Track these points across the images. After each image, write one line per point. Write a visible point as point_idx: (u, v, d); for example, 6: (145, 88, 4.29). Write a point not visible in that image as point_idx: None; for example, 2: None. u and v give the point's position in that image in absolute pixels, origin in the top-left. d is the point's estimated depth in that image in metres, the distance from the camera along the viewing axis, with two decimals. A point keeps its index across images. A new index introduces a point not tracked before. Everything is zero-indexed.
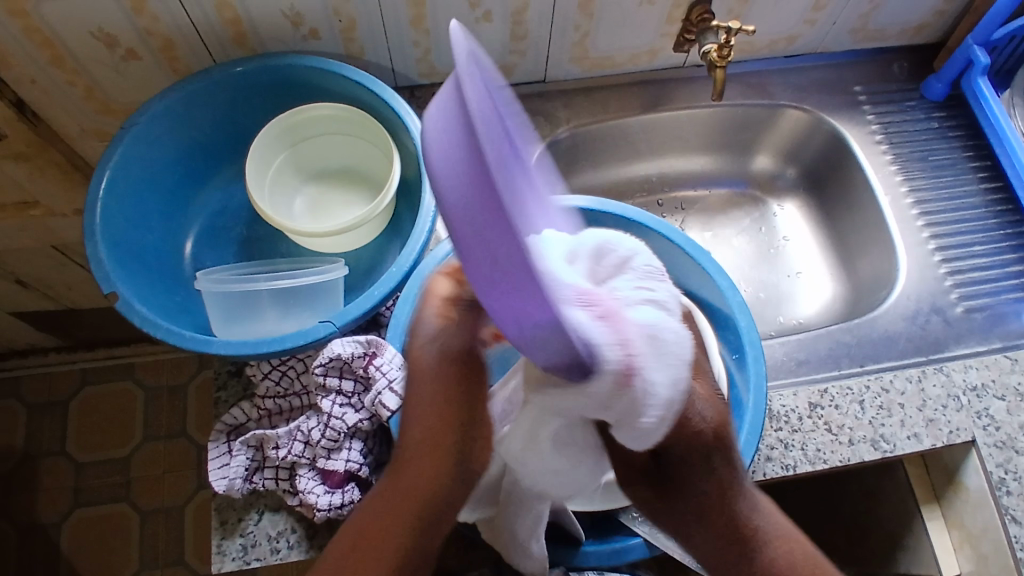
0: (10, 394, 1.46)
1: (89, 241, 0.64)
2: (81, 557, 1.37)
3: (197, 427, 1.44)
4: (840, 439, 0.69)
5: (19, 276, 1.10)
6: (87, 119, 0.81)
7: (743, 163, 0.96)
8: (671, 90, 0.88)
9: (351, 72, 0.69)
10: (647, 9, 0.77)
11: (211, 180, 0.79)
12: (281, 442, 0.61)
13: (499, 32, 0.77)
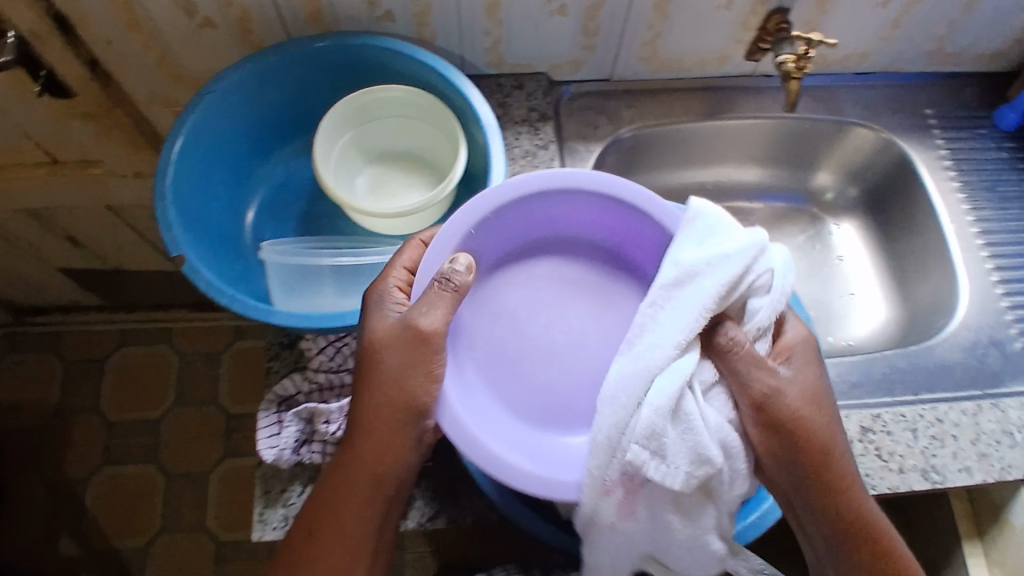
0: (50, 348, 1.49)
1: (160, 203, 0.64)
2: (106, 513, 1.40)
3: (228, 398, 1.46)
4: (889, 466, 0.68)
5: (71, 233, 1.13)
6: (157, 86, 0.81)
7: (803, 177, 0.95)
8: (735, 98, 0.87)
9: (427, 57, 0.69)
10: (724, 13, 0.76)
11: (276, 153, 0.80)
12: (332, 417, 0.63)
13: (572, 26, 0.76)
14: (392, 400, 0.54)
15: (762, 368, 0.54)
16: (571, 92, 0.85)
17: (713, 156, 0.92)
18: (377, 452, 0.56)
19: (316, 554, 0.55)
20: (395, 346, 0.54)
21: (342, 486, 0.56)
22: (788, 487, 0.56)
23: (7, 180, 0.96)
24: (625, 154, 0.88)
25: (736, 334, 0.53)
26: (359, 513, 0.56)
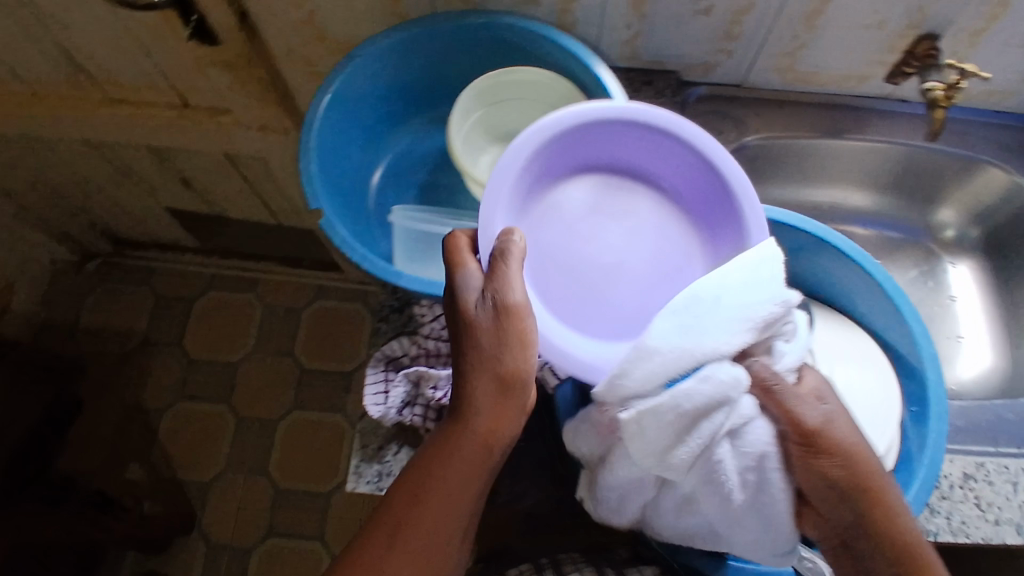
0: (144, 282, 1.56)
1: (303, 156, 0.67)
2: (175, 444, 1.46)
3: (303, 352, 1.50)
4: (986, 516, 0.66)
5: (185, 176, 1.18)
6: (298, 43, 0.84)
7: (922, 211, 0.91)
8: (865, 119, 0.85)
9: (569, 43, 0.70)
10: (873, 31, 0.74)
11: (407, 123, 0.82)
12: (439, 383, 0.64)
13: (714, 28, 0.75)
14: (498, 383, 0.52)
15: (810, 401, 0.51)
16: (700, 93, 0.84)
17: (831, 176, 0.90)
18: (474, 444, 0.51)
19: (393, 530, 0.50)
20: (488, 329, 0.52)
21: (437, 484, 0.51)
22: (831, 519, 0.51)
23: (139, 117, 1.00)
24: (744, 163, 0.87)
25: (767, 370, 0.52)
26: (448, 502, 0.51)
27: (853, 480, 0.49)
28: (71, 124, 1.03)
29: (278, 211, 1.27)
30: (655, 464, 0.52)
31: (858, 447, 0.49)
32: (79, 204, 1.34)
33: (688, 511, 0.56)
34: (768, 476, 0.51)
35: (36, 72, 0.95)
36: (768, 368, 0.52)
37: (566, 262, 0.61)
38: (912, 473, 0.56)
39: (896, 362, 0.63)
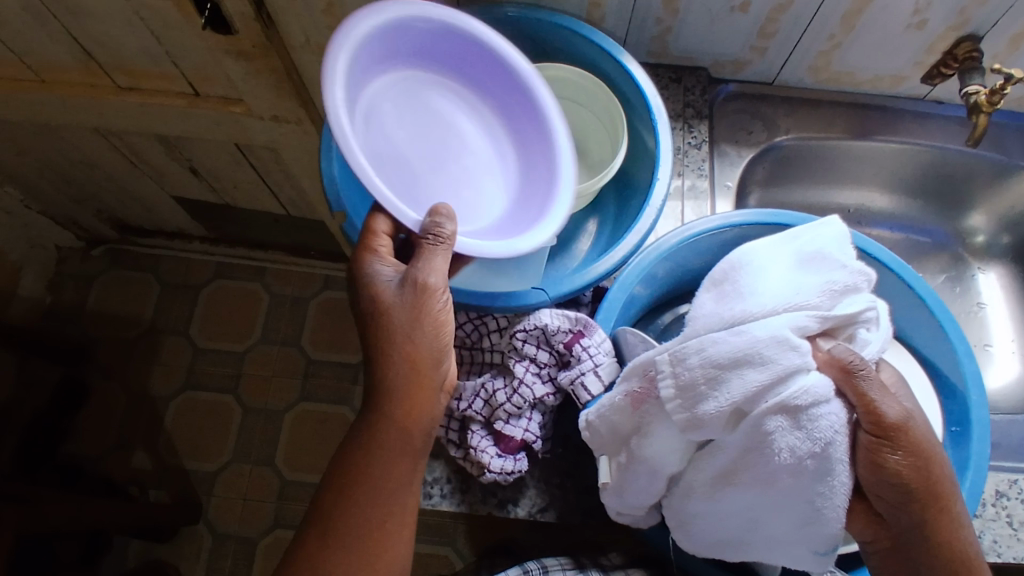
0: (150, 268, 1.54)
1: (325, 156, 0.67)
2: (181, 434, 1.44)
3: (310, 343, 1.48)
4: (1018, 535, 0.65)
5: (194, 164, 1.15)
6: (317, 33, 0.81)
7: (952, 215, 0.88)
8: (900, 121, 0.82)
9: (602, 40, 0.67)
10: (913, 33, 0.71)
11: None
12: (463, 395, 0.63)
13: (748, 25, 0.73)
14: (414, 359, 0.53)
15: (889, 394, 0.48)
16: (730, 90, 0.82)
17: (859, 177, 0.87)
18: (404, 420, 0.53)
19: (339, 510, 0.52)
20: (403, 311, 0.53)
21: (367, 469, 0.53)
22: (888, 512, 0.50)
23: (149, 104, 0.97)
24: (775, 163, 0.84)
25: (848, 353, 0.49)
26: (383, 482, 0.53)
27: (925, 481, 0.48)
28: (80, 110, 1.00)
29: (288, 201, 1.25)
30: (692, 428, 0.51)
31: (933, 448, 0.48)
32: (84, 190, 1.31)
33: (725, 487, 0.53)
34: (833, 467, 0.48)
35: (45, 56, 0.92)
36: (849, 352, 0.49)
37: (445, 187, 0.62)
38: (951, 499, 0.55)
39: (935, 380, 0.63)
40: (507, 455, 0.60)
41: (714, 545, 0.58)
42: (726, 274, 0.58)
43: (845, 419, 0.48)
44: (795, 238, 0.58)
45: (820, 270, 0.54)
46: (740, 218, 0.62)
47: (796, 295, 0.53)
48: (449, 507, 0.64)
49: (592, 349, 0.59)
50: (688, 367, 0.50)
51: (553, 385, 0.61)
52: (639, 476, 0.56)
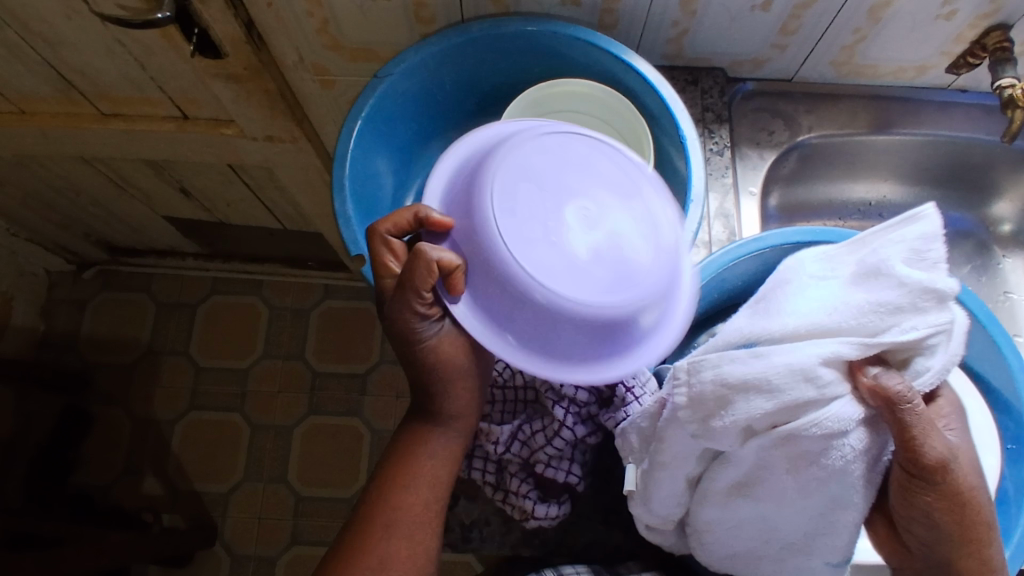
0: (143, 288, 1.50)
1: (336, 195, 0.65)
2: (189, 456, 1.41)
3: (314, 355, 1.45)
4: None
5: (184, 185, 1.11)
6: (311, 52, 0.77)
7: (978, 203, 0.86)
8: (923, 110, 0.79)
9: (615, 48, 0.65)
10: (942, 22, 0.68)
11: (437, 139, 0.81)
12: (501, 438, 0.60)
13: (770, 23, 0.69)
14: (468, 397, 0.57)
15: (936, 429, 0.44)
16: (748, 89, 0.79)
17: (882, 170, 0.84)
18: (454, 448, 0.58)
19: (389, 509, 0.54)
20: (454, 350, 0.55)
21: (434, 482, 0.56)
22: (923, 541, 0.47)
23: (136, 131, 0.92)
24: (797, 161, 0.81)
25: (895, 381, 0.44)
26: (433, 481, 0.56)
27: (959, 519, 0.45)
28: (63, 139, 0.96)
29: (284, 216, 1.20)
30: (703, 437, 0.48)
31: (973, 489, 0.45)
32: (70, 215, 1.26)
33: (739, 498, 0.51)
34: (847, 492, 0.47)
35: (22, 87, 0.87)
36: (897, 377, 0.44)
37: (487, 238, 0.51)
38: (1015, 520, 0.56)
39: (988, 396, 0.63)
40: (549, 499, 0.60)
41: (729, 560, 0.56)
42: (768, 291, 0.55)
43: (862, 446, 0.45)
44: (861, 246, 0.51)
45: (870, 286, 0.48)
46: (776, 237, 0.61)
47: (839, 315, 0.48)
48: (491, 550, 0.63)
49: (635, 390, 0.59)
50: (701, 380, 0.47)
51: (593, 424, 0.61)
52: (655, 486, 0.54)
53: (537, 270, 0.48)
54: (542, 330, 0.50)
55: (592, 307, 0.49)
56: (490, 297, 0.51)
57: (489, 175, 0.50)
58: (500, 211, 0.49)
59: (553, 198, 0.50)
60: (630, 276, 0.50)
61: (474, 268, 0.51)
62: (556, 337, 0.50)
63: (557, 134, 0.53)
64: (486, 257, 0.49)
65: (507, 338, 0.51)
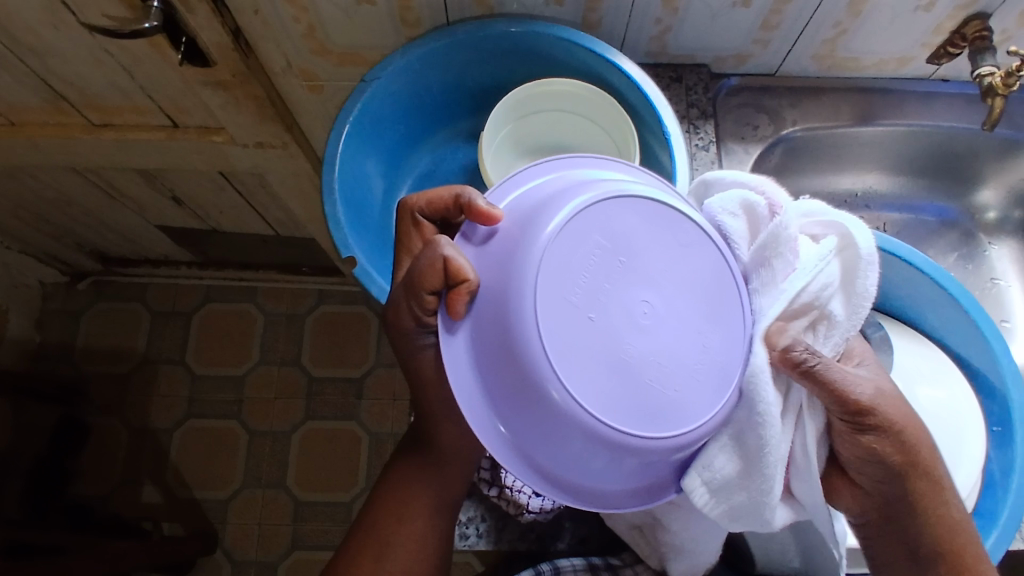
0: (137, 297, 1.50)
1: (326, 199, 0.66)
2: (186, 464, 1.41)
3: (310, 360, 1.45)
4: None
5: (176, 194, 1.11)
6: (298, 58, 0.77)
7: (963, 192, 0.87)
8: (906, 101, 0.80)
9: (599, 48, 0.66)
10: (922, 13, 0.69)
11: (425, 143, 0.82)
12: None
13: (751, 19, 0.70)
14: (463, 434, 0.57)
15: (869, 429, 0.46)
16: (732, 85, 0.80)
17: (865, 162, 0.85)
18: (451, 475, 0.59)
19: (381, 543, 0.57)
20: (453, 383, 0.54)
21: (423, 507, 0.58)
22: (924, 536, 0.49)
23: (126, 140, 0.93)
24: (783, 155, 0.81)
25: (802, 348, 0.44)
26: (426, 515, 0.58)
27: (909, 457, 0.46)
28: (55, 151, 0.96)
29: (277, 222, 1.21)
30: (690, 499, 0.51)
31: (913, 422, 0.46)
32: (63, 226, 1.26)
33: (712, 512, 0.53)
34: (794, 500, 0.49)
35: (13, 100, 0.88)
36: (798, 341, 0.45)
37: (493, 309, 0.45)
38: (1001, 500, 0.58)
39: (974, 380, 0.64)
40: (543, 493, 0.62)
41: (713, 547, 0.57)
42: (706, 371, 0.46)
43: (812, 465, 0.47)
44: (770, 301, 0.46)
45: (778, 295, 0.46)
46: None
47: (749, 490, 0.45)
48: (487, 546, 0.63)
49: None
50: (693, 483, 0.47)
51: None
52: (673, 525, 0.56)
53: (558, 343, 0.43)
54: (511, 410, 0.45)
55: (595, 407, 0.43)
56: (478, 344, 0.46)
57: (552, 224, 0.44)
58: (547, 263, 0.44)
59: (616, 282, 0.44)
60: (662, 410, 0.44)
61: (483, 300, 0.46)
62: (536, 432, 0.44)
63: (663, 218, 0.47)
64: (503, 293, 0.44)
65: (478, 389, 0.46)
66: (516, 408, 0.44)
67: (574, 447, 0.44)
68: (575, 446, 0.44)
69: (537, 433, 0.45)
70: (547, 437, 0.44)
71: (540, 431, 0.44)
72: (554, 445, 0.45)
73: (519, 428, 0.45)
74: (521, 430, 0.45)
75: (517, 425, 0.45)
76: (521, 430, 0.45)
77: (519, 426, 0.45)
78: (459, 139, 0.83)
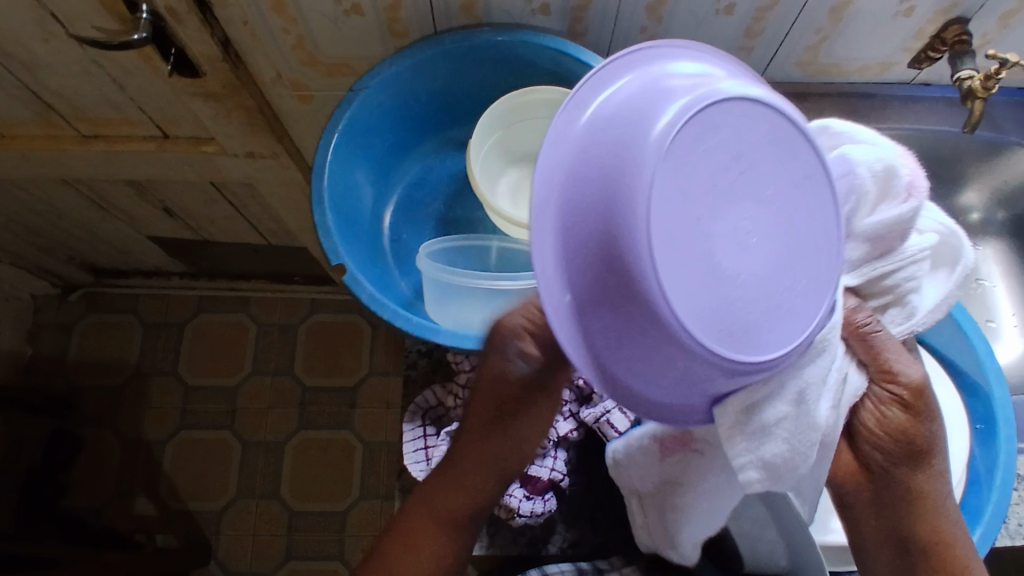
0: (129, 309, 1.50)
1: (316, 208, 0.67)
2: (179, 476, 1.41)
3: (303, 370, 1.45)
4: None
5: (167, 205, 1.11)
6: (288, 68, 0.78)
7: (947, 194, 0.88)
8: (888, 106, 0.80)
9: (583, 56, 0.66)
10: (902, 19, 0.70)
11: (414, 152, 0.82)
12: None
13: (735, 27, 0.71)
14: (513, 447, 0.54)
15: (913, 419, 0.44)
16: None
17: None
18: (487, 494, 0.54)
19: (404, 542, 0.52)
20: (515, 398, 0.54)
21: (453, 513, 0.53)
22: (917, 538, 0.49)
23: (117, 152, 0.93)
24: None
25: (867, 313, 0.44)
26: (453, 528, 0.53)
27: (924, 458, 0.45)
28: (46, 163, 0.96)
29: (269, 232, 1.22)
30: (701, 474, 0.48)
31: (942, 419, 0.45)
32: (54, 239, 1.26)
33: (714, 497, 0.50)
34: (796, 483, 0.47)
35: (3, 113, 0.88)
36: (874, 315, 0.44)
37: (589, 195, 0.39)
38: (986, 496, 0.58)
39: (958, 379, 0.64)
40: (535, 497, 0.62)
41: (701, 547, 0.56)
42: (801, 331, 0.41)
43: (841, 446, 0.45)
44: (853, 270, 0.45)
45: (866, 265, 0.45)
46: None
47: (789, 439, 0.41)
48: (480, 551, 0.63)
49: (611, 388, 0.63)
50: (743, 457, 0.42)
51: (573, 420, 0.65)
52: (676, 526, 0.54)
53: (654, 231, 0.37)
54: (591, 303, 0.40)
55: (680, 312, 0.37)
56: (572, 225, 0.40)
57: (674, 111, 0.39)
58: (664, 147, 0.38)
59: (734, 190, 0.40)
60: (748, 336, 0.39)
61: (591, 178, 0.39)
62: (619, 350, 0.40)
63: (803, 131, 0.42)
64: (603, 179, 0.38)
65: (565, 290, 0.41)
66: (598, 315, 0.40)
67: (652, 371, 0.40)
68: (661, 370, 0.40)
69: (617, 349, 0.40)
70: (626, 358, 0.40)
71: (619, 344, 0.40)
72: (635, 368, 0.41)
73: (599, 343, 0.41)
74: (606, 345, 0.40)
75: (597, 341, 0.41)
76: (605, 347, 0.41)
77: (601, 339, 0.40)
78: (448, 146, 0.83)
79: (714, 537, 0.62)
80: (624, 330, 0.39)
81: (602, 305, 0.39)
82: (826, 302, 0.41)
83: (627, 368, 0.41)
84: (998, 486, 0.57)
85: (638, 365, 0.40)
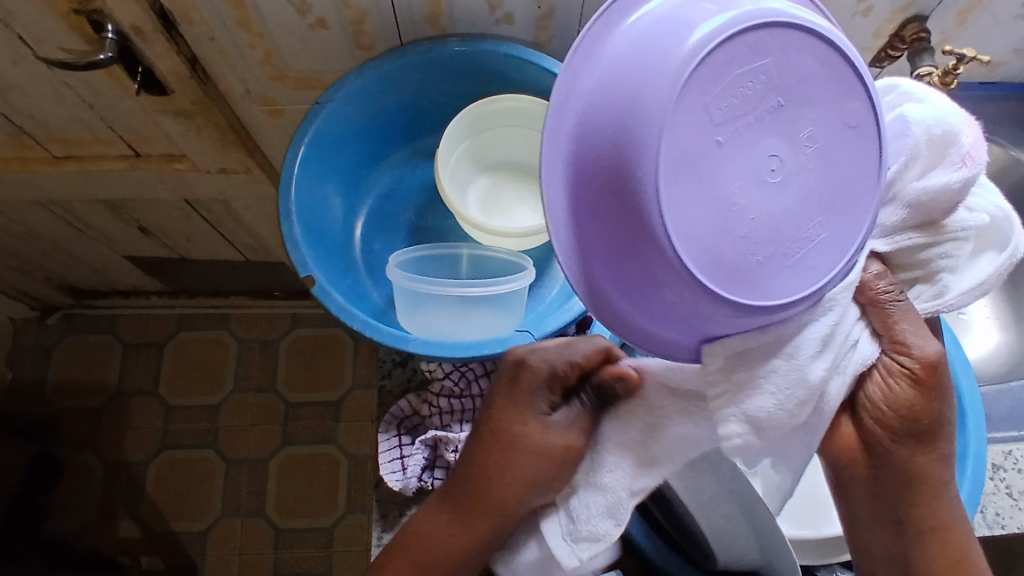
0: (107, 329, 1.49)
1: (284, 220, 0.67)
2: (162, 496, 1.39)
3: (286, 386, 1.45)
4: (1019, 505, 0.67)
5: (142, 224, 1.11)
6: (257, 84, 0.78)
7: None
8: None
9: (547, 63, 0.67)
10: (861, 19, 0.71)
11: (384, 163, 0.83)
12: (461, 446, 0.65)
13: None
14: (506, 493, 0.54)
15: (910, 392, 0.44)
16: None
17: None
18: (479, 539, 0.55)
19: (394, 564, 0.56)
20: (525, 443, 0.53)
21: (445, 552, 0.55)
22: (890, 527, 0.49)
23: (87, 171, 0.92)
24: None
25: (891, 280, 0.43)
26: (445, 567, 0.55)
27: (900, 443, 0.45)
28: (16, 185, 0.96)
29: (246, 248, 1.22)
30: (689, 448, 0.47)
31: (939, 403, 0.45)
32: (29, 262, 1.25)
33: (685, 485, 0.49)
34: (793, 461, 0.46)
35: None
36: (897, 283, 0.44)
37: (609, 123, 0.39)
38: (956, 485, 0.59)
39: None
40: None
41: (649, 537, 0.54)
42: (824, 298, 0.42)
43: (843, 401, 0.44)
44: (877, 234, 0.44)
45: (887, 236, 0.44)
46: None
47: (776, 394, 0.42)
48: None
49: None
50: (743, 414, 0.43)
51: None
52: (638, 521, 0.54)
53: (662, 159, 0.37)
54: (591, 218, 0.41)
55: (680, 241, 0.38)
56: (587, 142, 0.40)
57: (705, 33, 0.38)
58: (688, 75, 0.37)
59: (761, 119, 0.39)
60: (757, 268, 0.39)
61: (610, 98, 0.39)
62: (626, 280, 0.41)
63: (850, 62, 0.40)
64: (625, 107, 0.38)
65: (567, 211, 0.42)
66: (606, 243, 0.41)
67: (659, 305, 0.41)
68: (665, 303, 0.41)
69: (622, 279, 0.41)
70: (633, 287, 0.41)
71: (623, 274, 0.41)
72: (638, 301, 0.42)
73: (603, 270, 0.42)
74: (612, 274, 0.42)
75: (602, 269, 0.42)
76: (615, 277, 0.42)
77: (605, 267, 0.42)
78: (417, 157, 0.83)
79: (690, 536, 0.62)
80: (626, 260, 0.40)
81: (608, 230, 0.40)
82: (853, 248, 0.41)
83: (631, 298, 0.42)
84: (967, 475, 0.59)
85: (648, 301, 0.41)
